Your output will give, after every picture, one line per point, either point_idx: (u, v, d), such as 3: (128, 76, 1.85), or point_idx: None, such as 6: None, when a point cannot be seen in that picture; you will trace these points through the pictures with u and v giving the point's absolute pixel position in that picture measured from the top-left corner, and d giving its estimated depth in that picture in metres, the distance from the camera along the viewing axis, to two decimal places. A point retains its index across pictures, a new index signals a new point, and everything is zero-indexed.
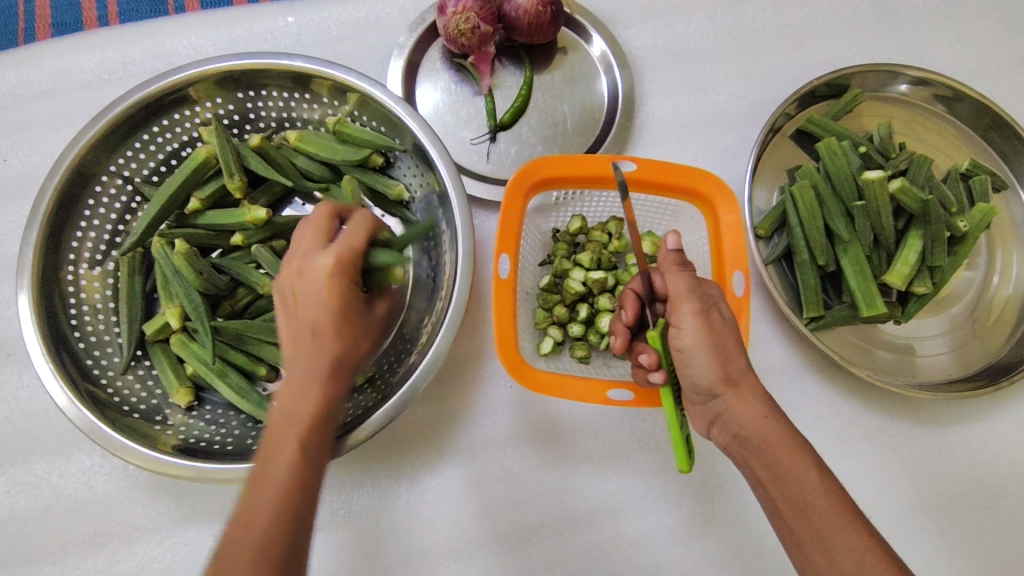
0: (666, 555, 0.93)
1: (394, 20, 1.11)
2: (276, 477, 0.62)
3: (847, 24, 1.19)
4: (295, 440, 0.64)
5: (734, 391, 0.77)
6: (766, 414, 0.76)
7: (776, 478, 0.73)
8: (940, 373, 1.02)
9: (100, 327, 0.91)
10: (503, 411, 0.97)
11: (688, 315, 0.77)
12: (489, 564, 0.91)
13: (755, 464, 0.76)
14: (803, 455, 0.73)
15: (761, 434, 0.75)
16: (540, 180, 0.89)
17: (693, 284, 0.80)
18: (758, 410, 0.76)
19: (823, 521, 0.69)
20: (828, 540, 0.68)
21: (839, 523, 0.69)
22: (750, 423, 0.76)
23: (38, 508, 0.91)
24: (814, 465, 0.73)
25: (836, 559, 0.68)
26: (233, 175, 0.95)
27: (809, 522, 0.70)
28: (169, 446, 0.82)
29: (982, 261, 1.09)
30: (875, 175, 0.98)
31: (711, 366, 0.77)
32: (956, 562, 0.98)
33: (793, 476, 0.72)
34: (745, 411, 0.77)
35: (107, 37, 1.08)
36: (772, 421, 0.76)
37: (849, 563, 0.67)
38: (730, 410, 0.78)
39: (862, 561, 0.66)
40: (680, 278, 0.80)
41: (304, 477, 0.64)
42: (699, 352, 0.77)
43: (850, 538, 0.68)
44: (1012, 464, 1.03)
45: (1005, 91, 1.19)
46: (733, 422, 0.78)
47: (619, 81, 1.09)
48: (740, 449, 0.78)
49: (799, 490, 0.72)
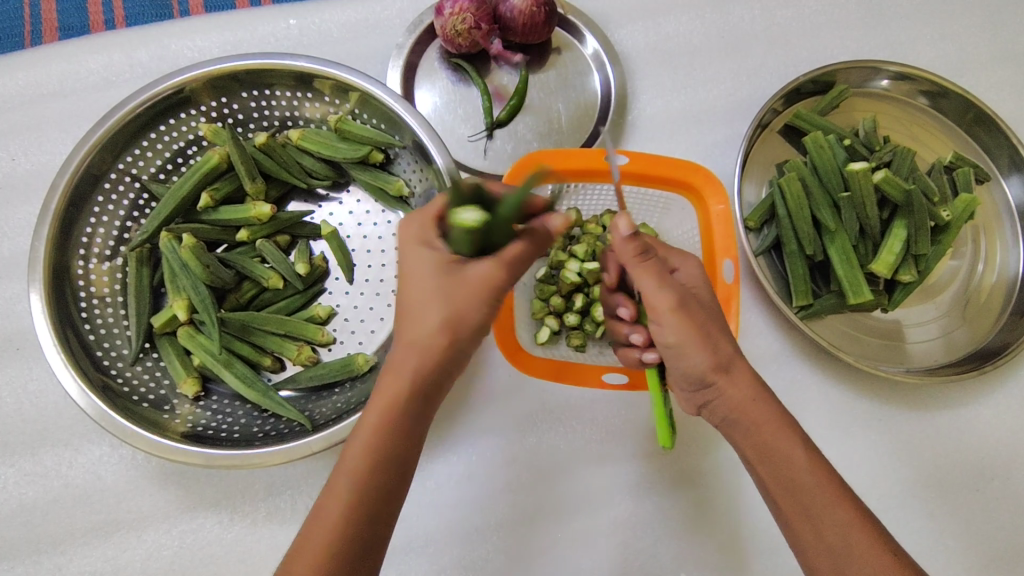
0: (663, 537, 0.95)
1: (393, 22, 1.14)
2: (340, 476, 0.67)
3: (833, 22, 1.23)
4: (360, 444, 0.68)
5: (725, 377, 0.75)
6: (755, 396, 0.76)
7: (764, 459, 0.75)
8: (928, 359, 1.05)
9: (109, 319, 0.94)
10: (502, 399, 0.99)
11: (666, 314, 0.72)
12: (489, 549, 0.93)
13: (744, 444, 0.77)
14: (790, 433, 0.75)
15: (753, 418, 0.75)
16: (535, 173, 0.93)
17: (662, 275, 0.74)
18: (747, 393, 0.76)
19: (810, 500, 0.72)
20: (815, 518, 0.71)
21: (825, 499, 0.71)
22: (739, 407, 0.75)
23: (48, 498, 0.93)
24: (800, 444, 0.75)
25: (824, 535, 0.70)
26: (253, 178, 0.99)
27: (799, 500, 0.72)
28: (178, 433, 0.85)
29: (967, 249, 1.12)
30: (860, 166, 1.02)
31: (701, 357, 0.74)
32: (945, 543, 1.01)
33: (780, 455, 0.74)
34: (735, 395, 0.76)
35: (115, 40, 1.11)
36: (761, 403, 0.76)
37: (835, 537, 0.70)
38: (722, 395, 0.76)
39: (847, 535, 0.70)
40: (642, 271, 0.73)
41: (364, 465, 0.67)
42: (687, 347, 0.73)
43: (836, 513, 0.71)
44: (998, 447, 1.05)
45: (987, 86, 1.23)
46: (723, 407, 0.77)
47: (612, 78, 1.12)
48: (729, 430, 0.78)
49: (786, 469, 0.74)
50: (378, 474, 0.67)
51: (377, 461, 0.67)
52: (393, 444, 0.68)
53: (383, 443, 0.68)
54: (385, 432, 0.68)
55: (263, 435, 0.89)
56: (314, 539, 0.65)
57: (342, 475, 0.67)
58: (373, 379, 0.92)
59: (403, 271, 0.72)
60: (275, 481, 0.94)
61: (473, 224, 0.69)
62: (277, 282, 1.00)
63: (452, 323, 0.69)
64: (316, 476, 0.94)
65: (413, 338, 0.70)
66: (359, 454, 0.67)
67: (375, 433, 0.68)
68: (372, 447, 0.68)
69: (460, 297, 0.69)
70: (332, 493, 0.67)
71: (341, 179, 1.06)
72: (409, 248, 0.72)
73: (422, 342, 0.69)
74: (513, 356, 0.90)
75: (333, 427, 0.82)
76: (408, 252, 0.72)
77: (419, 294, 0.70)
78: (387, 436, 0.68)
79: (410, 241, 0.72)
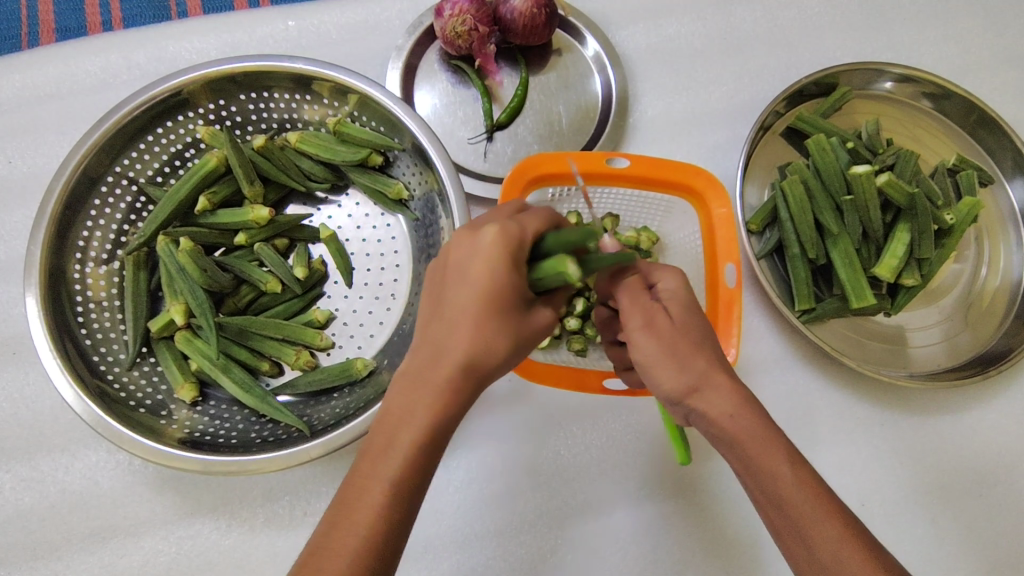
0: (665, 544, 0.95)
1: (392, 23, 1.13)
2: (366, 505, 0.60)
3: (834, 24, 1.22)
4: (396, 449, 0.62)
5: (697, 396, 0.73)
6: (732, 412, 0.73)
7: (751, 475, 0.73)
8: (931, 363, 1.04)
9: (106, 324, 0.93)
10: (502, 404, 0.98)
11: (634, 334, 0.74)
12: (490, 555, 0.92)
13: (731, 460, 0.75)
14: (776, 448, 0.72)
15: (732, 436, 0.73)
16: (536, 176, 0.92)
17: (636, 295, 0.75)
18: (725, 409, 0.73)
19: (799, 516, 0.70)
20: (804, 535, 0.69)
21: (814, 516, 0.69)
22: (717, 425, 0.73)
23: (45, 503, 0.92)
24: (787, 458, 0.72)
25: (814, 550, 0.69)
26: (252, 182, 0.99)
27: (787, 516, 0.70)
28: (175, 439, 0.84)
29: (971, 253, 1.11)
30: (863, 170, 1.01)
31: (672, 375, 0.73)
32: (949, 549, 1.00)
33: (766, 472, 0.72)
34: (711, 412, 0.73)
35: (113, 41, 1.10)
36: (740, 418, 0.72)
37: (825, 555, 0.68)
38: (697, 412, 0.74)
39: (838, 552, 0.67)
40: (622, 293, 0.76)
41: (399, 470, 0.61)
42: (657, 367, 0.73)
43: (826, 530, 0.69)
44: (1002, 452, 1.05)
45: (990, 88, 1.22)
46: (703, 423, 0.75)
47: (613, 80, 1.12)
48: (715, 445, 0.76)
49: (773, 486, 0.71)
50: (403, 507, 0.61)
51: (412, 490, 0.62)
52: (423, 475, 0.63)
53: (417, 475, 0.62)
54: (421, 462, 0.62)
55: (261, 441, 0.88)
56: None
57: (373, 487, 0.61)
58: (373, 385, 0.91)
59: (475, 287, 0.63)
60: (273, 487, 0.93)
61: (575, 280, 0.63)
62: (275, 287, 0.99)
63: (511, 354, 0.66)
64: (315, 482, 0.94)
65: (474, 350, 0.63)
66: (393, 484, 0.61)
67: (412, 461, 0.62)
68: (405, 478, 0.61)
69: (526, 326, 0.66)
70: (360, 496, 0.61)
71: (340, 182, 1.05)
72: (496, 267, 0.63)
73: (481, 356, 0.63)
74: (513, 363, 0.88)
75: (332, 433, 0.81)
76: (485, 256, 0.63)
77: (494, 322, 0.63)
78: (422, 464, 0.62)
79: (499, 259, 0.63)
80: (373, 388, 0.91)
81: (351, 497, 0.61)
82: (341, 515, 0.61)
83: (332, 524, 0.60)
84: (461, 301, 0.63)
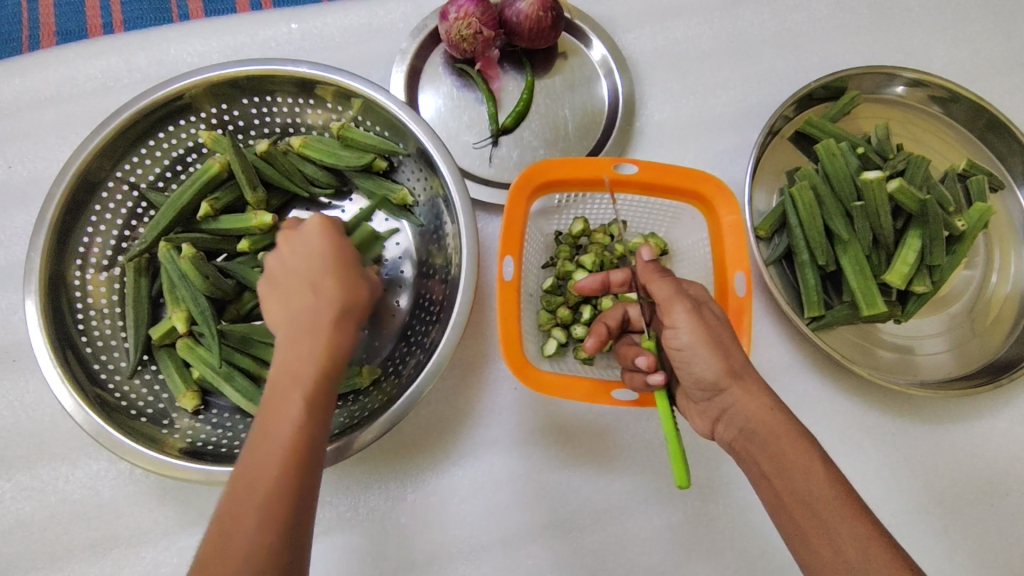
0: (671, 554, 0.93)
1: (397, 26, 1.12)
2: (268, 462, 0.59)
3: (844, 27, 1.21)
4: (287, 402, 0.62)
5: (739, 384, 0.76)
6: (771, 405, 0.75)
7: (781, 470, 0.71)
8: (940, 371, 1.03)
9: (106, 331, 0.92)
10: (508, 413, 0.97)
11: (682, 314, 0.77)
12: (496, 565, 0.91)
13: (760, 457, 0.74)
14: (807, 445, 0.72)
15: (768, 426, 0.74)
16: (543, 182, 0.90)
17: (678, 283, 0.80)
18: (761, 401, 0.75)
19: (828, 513, 0.68)
20: (833, 533, 0.67)
21: (843, 512, 0.67)
22: (756, 416, 0.74)
23: (45, 513, 0.91)
24: (819, 456, 0.71)
25: (840, 548, 0.66)
26: (254, 188, 0.97)
27: (815, 511, 0.68)
28: (176, 449, 0.83)
29: (980, 260, 1.10)
30: (874, 175, 0.99)
31: (714, 360, 0.76)
32: (960, 559, 0.98)
33: (797, 466, 0.71)
34: (751, 404, 0.75)
35: (114, 45, 1.09)
36: (778, 413, 0.74)
37: (853, 553, 0.65)
38: (735, 403, 0.76)
39: (867, 550, 0.65)
40: (662, 284, 0.80)
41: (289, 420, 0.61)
42: (702, 349, 0.76)
43: (854, 527, 0.67)
44: (1013, 461, 1.03)
45: (1001, 92, 1.20)
46: (739, 416, 0.76)
47: (619, 84, 1.10)
48: (744, 443, 0.76)
49: (805, 480, 0.70)
50: (311, 457, 0.61)
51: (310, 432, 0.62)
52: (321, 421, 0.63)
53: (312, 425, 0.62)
54: (313, 417, 0.62)
55: None
56: (243, 542, 0.56)
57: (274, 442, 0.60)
58: (376, 396, 0.90)
59: (319, 251, 0.70)
60: None
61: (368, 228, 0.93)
62: None
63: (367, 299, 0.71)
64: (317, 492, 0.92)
65: (329, 290, 0.67)
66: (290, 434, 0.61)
67: (309, 409, 0.62)
68: (305, 426, 0.61)
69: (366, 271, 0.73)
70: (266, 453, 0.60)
71: (344, 187, 1.04)
72: (322, 234, 0.72)
73: (342, 293, 0.68)
74: (516, 367, 0.85)
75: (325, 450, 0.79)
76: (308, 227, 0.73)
77: (341, 268, 0.69)
78: (319, 409, 0.63)
79: (322, 226, 0.72)
80: (378, 398, 0.89)
81: (250, 466, 0.60)
82: (240, 489, 0.59)
83: (233, 502, 0.58)
84: (311, 267, 0.69)
